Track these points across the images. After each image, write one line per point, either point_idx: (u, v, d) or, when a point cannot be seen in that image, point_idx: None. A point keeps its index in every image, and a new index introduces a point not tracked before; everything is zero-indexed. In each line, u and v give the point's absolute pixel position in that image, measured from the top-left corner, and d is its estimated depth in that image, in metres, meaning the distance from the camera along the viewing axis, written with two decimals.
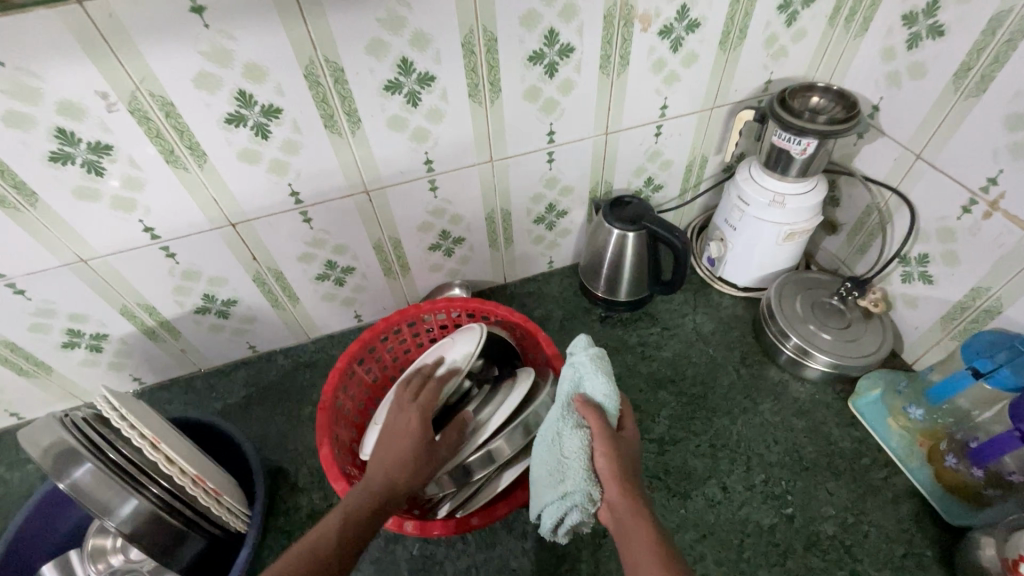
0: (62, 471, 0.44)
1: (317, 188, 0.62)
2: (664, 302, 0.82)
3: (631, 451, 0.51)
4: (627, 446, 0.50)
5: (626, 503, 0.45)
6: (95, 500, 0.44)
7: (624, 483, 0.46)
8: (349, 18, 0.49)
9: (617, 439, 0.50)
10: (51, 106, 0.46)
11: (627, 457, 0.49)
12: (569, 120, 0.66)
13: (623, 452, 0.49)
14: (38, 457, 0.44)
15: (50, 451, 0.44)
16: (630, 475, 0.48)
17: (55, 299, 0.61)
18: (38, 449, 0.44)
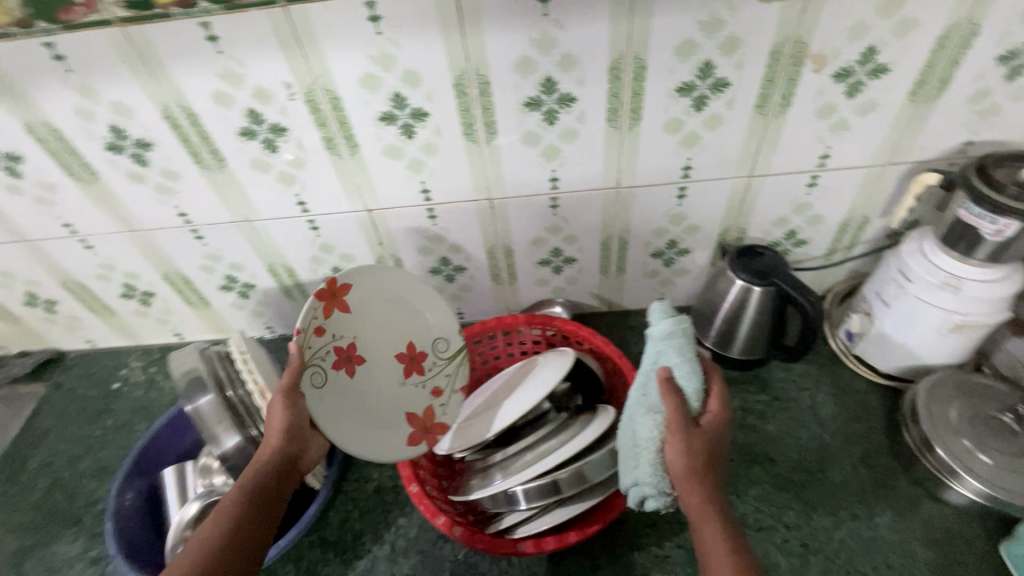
0: (191, 397, 0.54)
1: (446, 188, 0.65)
2: (779, 369, 0.74)
3: (711, 433, 0.47)
4: (704, 433, 0.47)
5: (695, 504, 0.45)
6: (209, 430, 0.54)
7: (692, 482, 0.45)
8: (505, 36, 0.51)
9: (693, 432, 0.47)
10: (248, 89, 0.55)
11: (700, 449, 0.46)
12: (709, 157, 0.62)
13: (699, 446, 0.46)
14: (178, 378, 0.55)
15: (185, 376, 0.54)
16: (700, 472, 0.45)
17: (223, 248, 0.73)
18: (179, 371, 0.55)
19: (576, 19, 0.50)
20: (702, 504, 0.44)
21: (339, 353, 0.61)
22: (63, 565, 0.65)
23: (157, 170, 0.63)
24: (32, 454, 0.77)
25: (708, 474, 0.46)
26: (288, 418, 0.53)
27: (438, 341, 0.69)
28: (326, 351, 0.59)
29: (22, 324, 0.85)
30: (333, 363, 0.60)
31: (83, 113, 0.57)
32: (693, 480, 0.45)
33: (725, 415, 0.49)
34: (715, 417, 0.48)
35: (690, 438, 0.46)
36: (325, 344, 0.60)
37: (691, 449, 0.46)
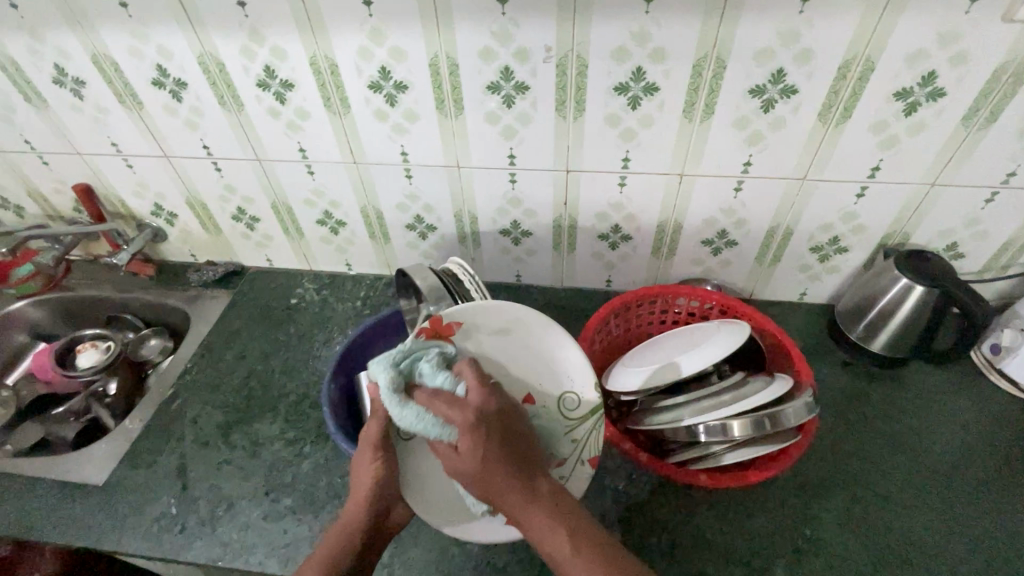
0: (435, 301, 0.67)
1: (646, 160, 0.72)
2: (921, 371, 0.78)
3: (496, 432, 0.53)
4: (482, 450, 0.51)
5: (518, 511, 0.51)
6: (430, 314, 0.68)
7: (488, 494, 0.52)
8: (756, 27, 0.58)
9: (450, 454, 0.53)
10: (512, 49, 0.63)
11: (478, 463, 0.51)
12: (900, 161, 0.67)
13: (454, 461, 0.53)
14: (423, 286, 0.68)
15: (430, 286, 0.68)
16: (512, 493, 0.51)
17: (425, 189, 0.82)
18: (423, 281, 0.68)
19: (825, 19, 0.56)
20: (542, 514, 0.51)
21: None
22: (266, 441, 0.75)
23: (401, 112, 0.72)
24: (227, 348, 0.88)
25: (513, 482, 0.51)
26: (375, 476, 0.58)
27: (567, 398, 0.67)
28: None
29: (221, 236, 0.96)
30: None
31: (363, 53, 0.66)
32: (508, 498, 0.51)
33: (490, 401, 0.55)
34: (465, 427, 0.52)
35: (454, 463, 0.53)
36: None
37: (466, 470, 0.52)
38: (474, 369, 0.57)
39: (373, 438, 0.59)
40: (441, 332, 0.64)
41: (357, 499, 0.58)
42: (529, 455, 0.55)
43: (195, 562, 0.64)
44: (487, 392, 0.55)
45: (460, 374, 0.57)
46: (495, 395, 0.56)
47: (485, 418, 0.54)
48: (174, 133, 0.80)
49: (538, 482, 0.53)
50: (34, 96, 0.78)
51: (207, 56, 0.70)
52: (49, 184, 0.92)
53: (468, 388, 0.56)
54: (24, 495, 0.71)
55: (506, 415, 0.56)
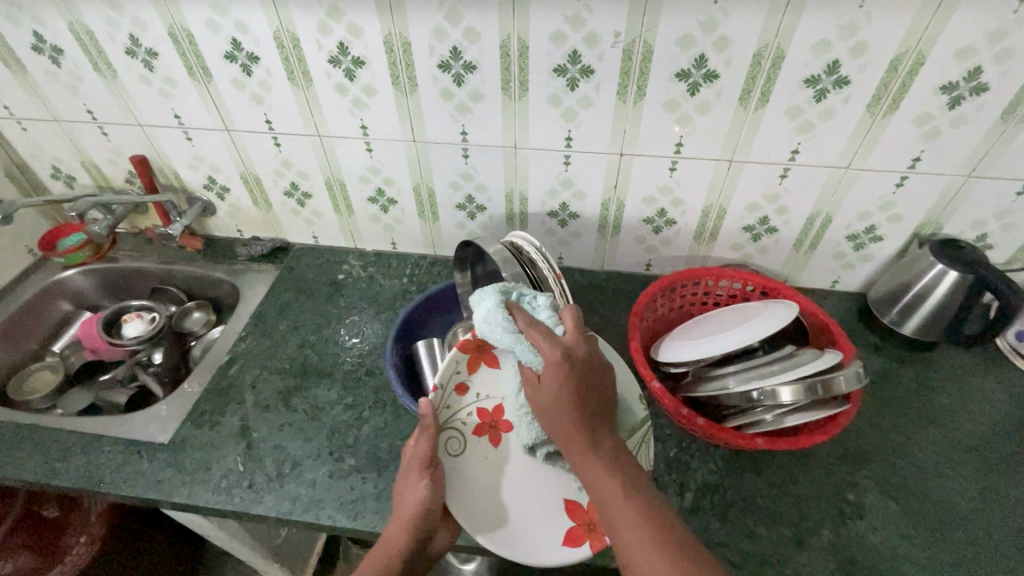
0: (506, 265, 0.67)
1: (698, 145, 0.76)
2: (949, 355, 0.83)
3: (580, 373, 0.57)
4: (559, 383, 0.55)
5: (580, 461, 0.55)
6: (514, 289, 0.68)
7: (560, 439, 0.56)
8: (817, 19, 0.62)
9: (531, 378, 0.58)
10: (582, 33, 0.67)
11: (556, 397, 0.56)
12: (940, 153, 0.71)
13: (532, 388, 0.58)
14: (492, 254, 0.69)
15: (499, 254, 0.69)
16: (580, 446, 0.55)
17: (480, 169, 0.85)
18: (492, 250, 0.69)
19: (884, 14, 0.60)
20: (602, 466, 0.54)
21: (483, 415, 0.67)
22: (325, 406, 0.77)
23: (467, 92, 0.75)
24: (279, 319, 0.91)
25: (580, 421, 0.56)
26: (420, 498, 0.59)
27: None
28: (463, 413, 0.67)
29: (271, 212, 0.99)
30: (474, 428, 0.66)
31: (438, 33, 0.69)
32: (574, 442, 0.55)
33: (580, 343, 0.59)
34: (550, 359, 0.56)
35: (534, 390, 0.58)
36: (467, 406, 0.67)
37: (539, 402, 0.57)
38: (575, 314, 0.60)
39: (421, 453, 0.60)
40: (483, 346, 0.70)
41: (400, 522, 0.58)
42: (603, 404, 0.59)
43: (266, 516, 0.66)
44: (580, 338, 0.59)
45: (562, 317, 0.61)
46: (587, 346, 0.59)
47: (570, 358, 0.57)
48: (239, 106, 0.82)
49: (604, 441, 0.56)
50: (104, 65, 0.80)
51: (283, 31, 0.72)
52: (105, 155, 0.94)
53: (566, 329, 0.60)
54: (92, 451, 0.73)
55: (591, 363, 0.59)
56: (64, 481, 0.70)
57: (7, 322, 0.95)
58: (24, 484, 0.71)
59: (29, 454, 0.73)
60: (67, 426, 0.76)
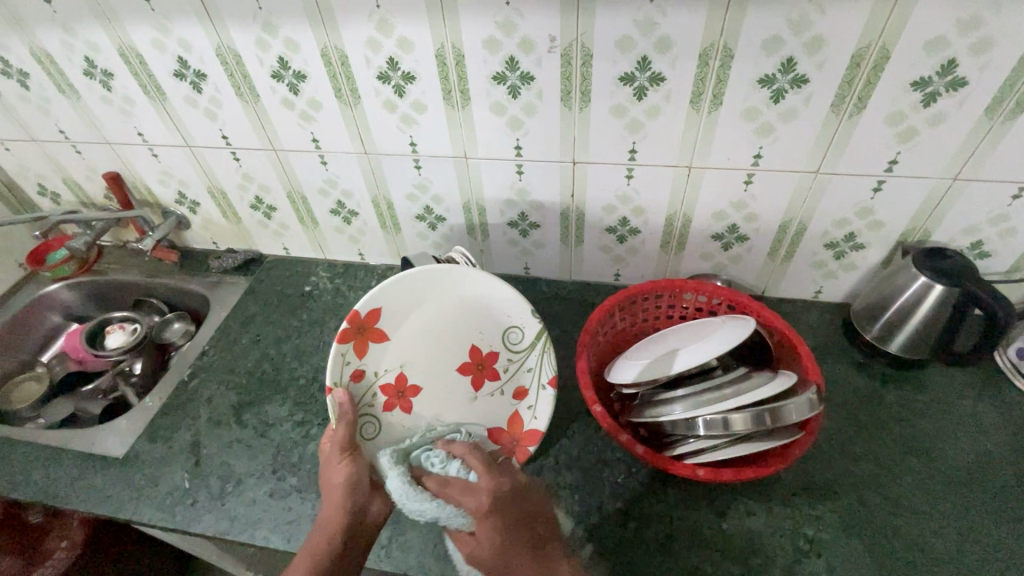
0: None
1: (653, 151, 0.71)
2: (939, 375, 0.75)
3: (505, 509, 0.55)
4: (489, 539, 0.54)
5: None
6: None
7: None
8: (764, 15, 0.56)
9: (469, 540, 0.56)
10: (517, 39, 0.64)
11: (492, 555, 0.54)
12: (918, 154, 0.65)
13: (479, 549, 0.55)
14: None
15: None
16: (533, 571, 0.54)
17: (433, 181, 0.83)
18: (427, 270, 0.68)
19: (838, 6, 0.54)
20: None
21: (389, 389, 0.70)
22: (275, 422, 0.77)
23: (409, 102, 0.73)
24: (242, 333, 0.92)
25: (525, 554, 0.54)
26: (345, 478, 0.57)
27: (510, 333, 0.74)
28: (369, 395, 0.69)
29: (241, 225, 0.99)
30: (384, 404, 0.69)
31: (371, 44, 0.68)
32: (518, 573, 0.53)
33: (500, 481, 0.57)
34: (474, 509, 0.55)
35: (473, 553, 0.55)
36: (369, 387, 0.69)
37: (480, 558, 0.55)
38: (481, 454, 0.60)
39: (340, 438, 0.59)
40: (364, 326, 0.68)
41: (329, 505, 0.56)
42: (544, 527, 0.57)
43: (203, 534, 0.67)
44: (496, 474, 0.57)
45: (467, 462, 0.59)
46: (505, 475, 0.58)
47: (492, 497, 0.56)
48: (195, 124, 0.83)
49: (552, 564, 0.55)
50: (67, 87, 0.83)
51: (224, 47, 0.72)
52: (82, 173, 0.97)
53: (479, 475, 0.57)
54: (52, 464, 0.76)
55: (516, 489, 0.58)
56: (23, 494, 0.73)
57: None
58: None
59: None
60: (34, 439, 0.79)
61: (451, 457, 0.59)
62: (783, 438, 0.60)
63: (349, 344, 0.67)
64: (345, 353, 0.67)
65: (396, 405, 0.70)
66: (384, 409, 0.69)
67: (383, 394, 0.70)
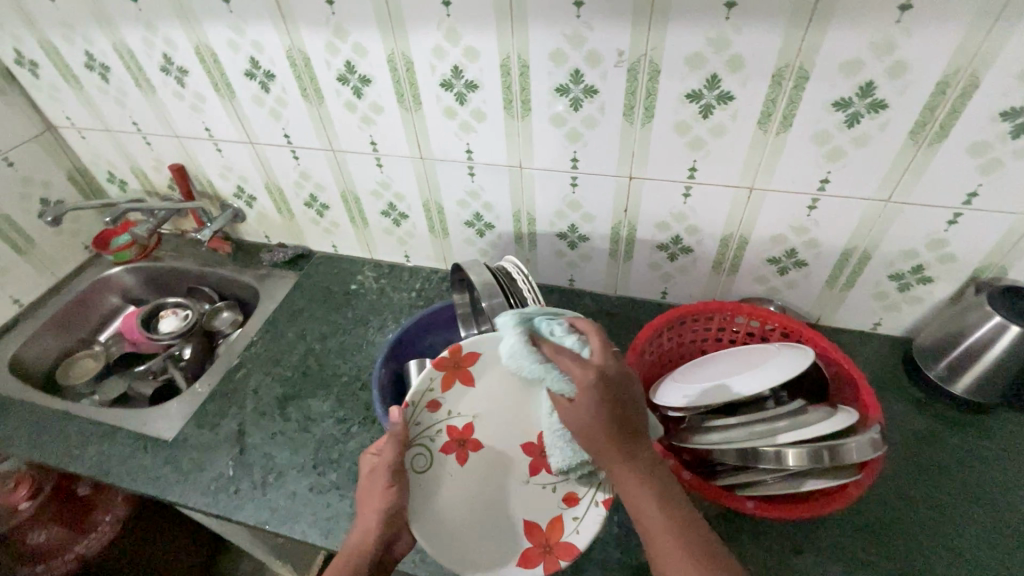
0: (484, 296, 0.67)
1: (713, 170, 0.70)
2: (1008, 421, 0.71)
3: (621, 396, 0.51)
4: (595, 407, 0.50)
5: (619, 476, 0.51)
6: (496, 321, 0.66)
7: (594, 445, 0.52)
8: (845, 36, 0.55)
9: (567, 405, 0.53)
10: (584, 52, 0.63)
11: (591, 419, 0.50)
12: (1001, 188, 0.61)
13: (571, 416, 0.52)
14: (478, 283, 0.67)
15: (484, 285, 0.68)
16: (618, 461, 0.51)
17: (486, 188, 0.83)
18: (478, 278, 0.68)
19: (927, 30, 0.52)
20: (635, 479, 0.50)
21: (453, 433, 0.62)
22: (317, 417, 0.79)
23: (469, 110, 0.74)
24: (289, 327, 0.94)
25: (621, 447, 0.50)
26: (384, 507, 0.55)
27: None
28: (434, 430, 0.61)
29: (294, 221, 1.02)
30: (441, 445, 0.62)
31: (438, 51, 0.68)
32: (609, 453, 0.51)
33: (612, 367, 0.52)
34: (581, 382, 0.50)
35: (569, 416, 0.52)
36: (438, 421, 0.62)
37: (581, 425, 0.51)
38: (603, 336, 0.54)
39: (389, 462, 0.56)
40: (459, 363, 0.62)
41: (365, 526, 0.55)
42: (639, 416, 0.52)
43: (244, 523, 0.68)
44: (606, 353, 0.52)
45: (588, 340, 0.54)
46: (620, 363, 0.53)
47: (603, 377, 0.51)
48: (260, 121, 0.86)
49: (639, 441, 0.51)
50: (144, 82, 0.86)
51: (295, 50, 0.74)
52: (149, 163, 1.01)
53: (594, 350, 0.53)
54: (106, 441, 0.79)
55: (628, 377, 0.52)
56: (78, 467, 0.76)
57: (62, 311, 1.05)
58: (49, 466, 0.78)
59: (56, 439, 0.80)
60: (90, 416, 0.82)
61: (571, 330, 0.56)
62: (838, 479, 0.58)
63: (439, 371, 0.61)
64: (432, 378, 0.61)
65: (453, 452, 0.62)
66: (440, 451, 0.61)
67: (446, 435, 0.62)
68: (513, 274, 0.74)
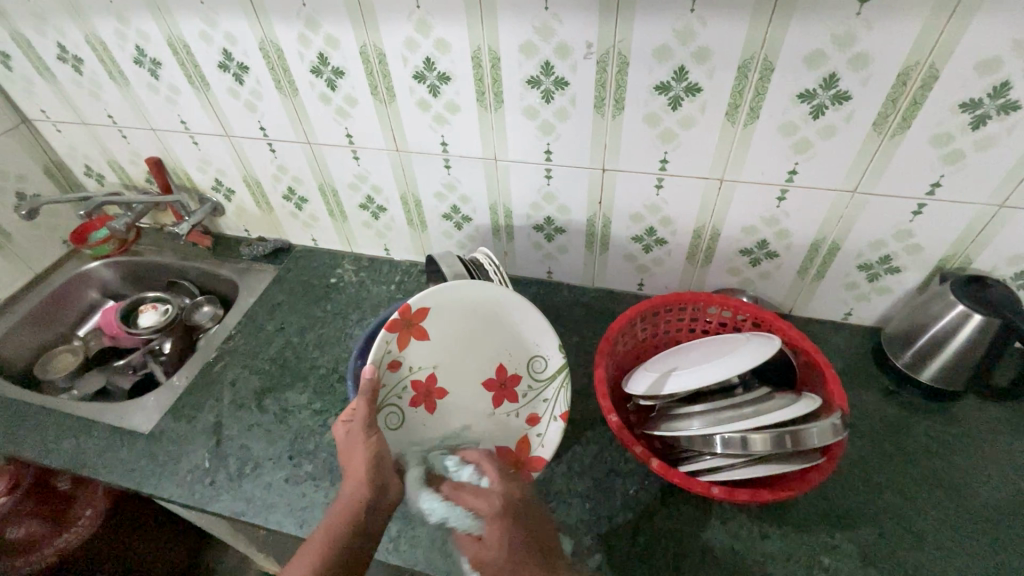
0: None
1: (684, 162, 0.70)
2: (972, 407, 0.73)
3: (521, 518, 0.58)
4: (508, 540, 0.55)
5: None
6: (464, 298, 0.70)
7: None
8: (808, 28, 0.55)
9: (478, 547, 0.56)
10: (553, 44, 0.64)
11: (506, 559, 0.54)
12: (963, 178, 0.62)
13: (493, 555, 0.55)
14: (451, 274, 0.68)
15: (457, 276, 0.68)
16: (538, 573, 0.54)
17: (461, 181, 0.83)
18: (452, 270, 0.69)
19: (887, 22, 0.53)
20: None
21: (418, 386, 0.68)
22: (294, 410, 0.79)
23: (443, 102, 0.74)
24: (268, 320, 0.94)
25: (538, 559, 0.55)
26: (368, 454, 0.57)
27: (534, 360, 0.74)
28: (400, 387, 0.67)
29: (273, 214, 1.02)
30: (410, 400, 0.68)
31: (410, 43, 0.69)
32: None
33: (511, 488, 0.60)
34: (489, 513, 0.57)
35: (479, 555, 0.56)
36: (401, 380, 0.67)
37: (502, 558, 0.54)
38: (495, 463, 0.63)
39: (363, 415, 0.59)
40: (412, 320, 0.67)
41: (353, 475, 0.56)
42: (550, 542, 0.59)
43: (220, 514, 0.68)
44: (508, 480, 0.61)
45: (482, 470, 0.61)
46: (517, 483, 0.62)
47: (506, 504, 0.58)
48: (235, 114, 0.85)
49: (552, 559, 0.56)
50: (117, 75, 0.86)
51: (268, 42, 0.74)
52: (126, 156, 1.01)
53: (491, 480, 0.60)
54: (82, 434, 0.79)
55: (523, 499, 0.61)
56: (54, 461, 0.76)
57: (39, 306, 1.04)
58: (24, 460, 0.78)
59: (31, 433, 0.80)
60: (66, 409, 0.82)
61: (464, 463, 0.62)
62: (803, 463, 0.59)
63: (394, 333, 0.66)
64: (389, 341, 0.65)
65: (422, 404, 0.69)
66: (411, 405, 0.68)
67: (412, 389, 0.68)
68: (487, 265, 0.75)
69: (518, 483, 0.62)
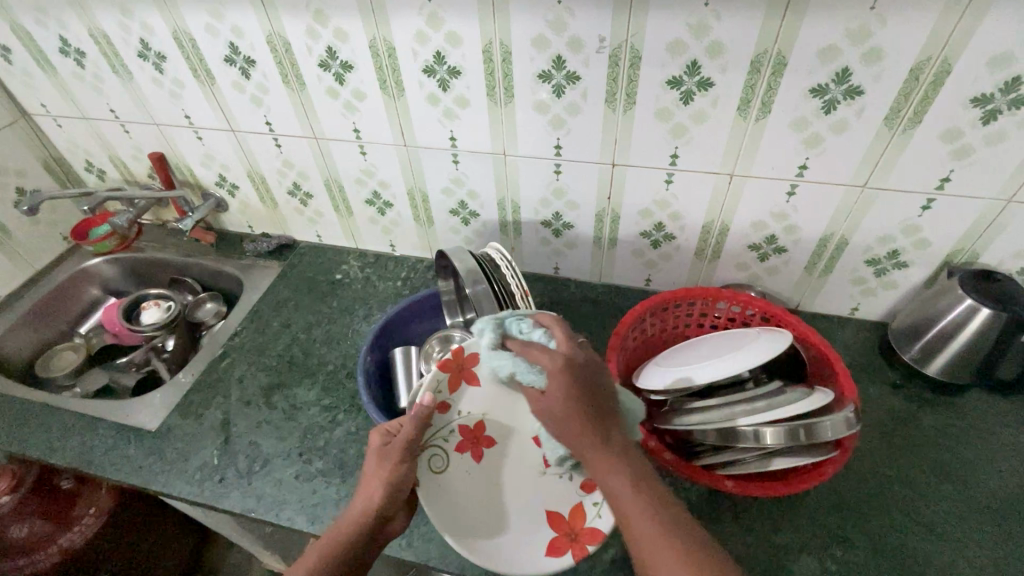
0: (470, 282, 0.67)
1: (695, 156, 0.71)
2: (977, 401, 0.73)
3: (584, 388, 0.54)
4: (565, 395, 0.53)
5: (595, 467, 0.51)
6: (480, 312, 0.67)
7: (572, 444, 0.53)
8: (820, 24, 0.55)
9: (538, 396, 0.56)
10: (565, 38, 0.63)
11: (560, 408, 0.53)
12: (973, 173, 0.63)
13: (546, 415, 0.55)
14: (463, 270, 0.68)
15: (469, 271, 0.68)
16: (591, 448, 0.52)
17: (469, 176, 0.83)
18: (464, 265, 0.69)
19: (901, 16, 0.53)
20: (619, 473, 0.50)
21: (465, 431, 0.64)
22: (303, 406, 0.79)
23: (453, 96, 0.73)
24: (274, 317, 0.93)
25: (591, 431, 0.52)
26: (390, 478, 0.55)
27: None
28: (446, 429, 0.63)
29: (277, 210, 1.01)
30: (456, 444, 0.64)
31: (420, 36, 0.68)
32: (585, 445, 0.52)
33: (574, 356, 0.55)
34: (550, 370, 0.54)
35: (544, 406, 0.55)
36: (449, 423, 0.64)
37: (554, 416, 0.54)
38: (564, 327, 0.58)
39: (403, 440, 0.57)
40: (462, 363, 0.64)
41: (367, 493, 0.55)
42: (611, 407, 0.54)
43: (230, 511, 0.68)
44: (572, 345, 0.56)
45: (551, 332, 0.58)
46: (582, 350, 0.56)
47: (572, 368, 0.54)
48: (240, 109, 0.85)
49: (614, 437, 0.53)
50: (120, 68, 0.85)
51: (274, 35, 0.73)
52: (128, 151, 1.00)
53: (557, 343, 0.57)
54: (89, 432, 0.78)
55: (588, 366, 0.55)
56: (59, 459, 0.75)
57: (41, 303, 1.03)
58: (28, 458, 0.77)
59: (36, 431, 0.79)
60: (70, 407, 0.81)
61: (536, 326, 0.59)
62: (816, 456, 0.59)
63: (445, 374, 0.63)
64: (439, 381, 0.63)
65: (468, 450, 0.64)
66: (455, 450, 0.64)
67: (458, 434, 0.64)
68: (497, 261, 0.75)
69: (588, 356, 0.56)
